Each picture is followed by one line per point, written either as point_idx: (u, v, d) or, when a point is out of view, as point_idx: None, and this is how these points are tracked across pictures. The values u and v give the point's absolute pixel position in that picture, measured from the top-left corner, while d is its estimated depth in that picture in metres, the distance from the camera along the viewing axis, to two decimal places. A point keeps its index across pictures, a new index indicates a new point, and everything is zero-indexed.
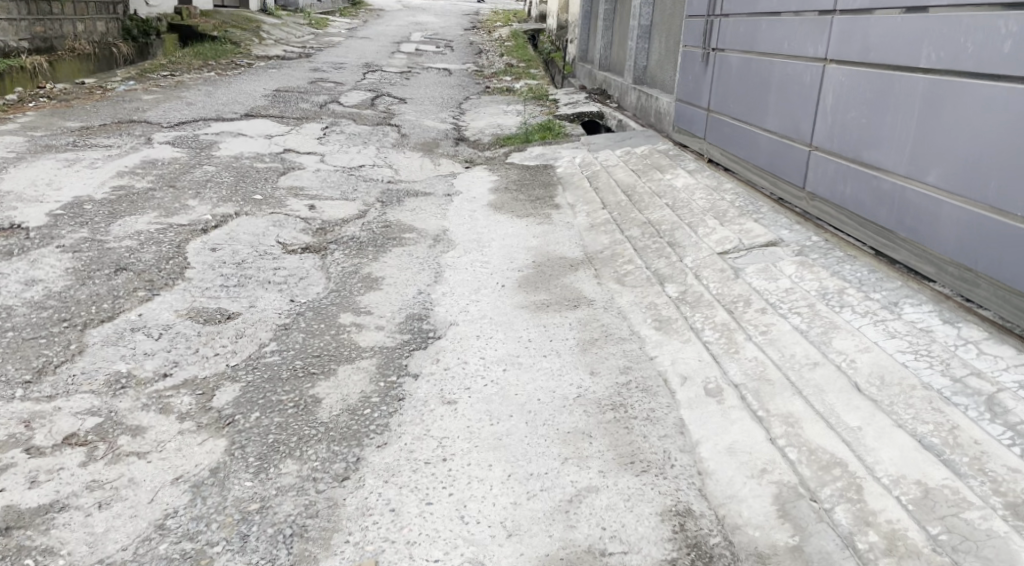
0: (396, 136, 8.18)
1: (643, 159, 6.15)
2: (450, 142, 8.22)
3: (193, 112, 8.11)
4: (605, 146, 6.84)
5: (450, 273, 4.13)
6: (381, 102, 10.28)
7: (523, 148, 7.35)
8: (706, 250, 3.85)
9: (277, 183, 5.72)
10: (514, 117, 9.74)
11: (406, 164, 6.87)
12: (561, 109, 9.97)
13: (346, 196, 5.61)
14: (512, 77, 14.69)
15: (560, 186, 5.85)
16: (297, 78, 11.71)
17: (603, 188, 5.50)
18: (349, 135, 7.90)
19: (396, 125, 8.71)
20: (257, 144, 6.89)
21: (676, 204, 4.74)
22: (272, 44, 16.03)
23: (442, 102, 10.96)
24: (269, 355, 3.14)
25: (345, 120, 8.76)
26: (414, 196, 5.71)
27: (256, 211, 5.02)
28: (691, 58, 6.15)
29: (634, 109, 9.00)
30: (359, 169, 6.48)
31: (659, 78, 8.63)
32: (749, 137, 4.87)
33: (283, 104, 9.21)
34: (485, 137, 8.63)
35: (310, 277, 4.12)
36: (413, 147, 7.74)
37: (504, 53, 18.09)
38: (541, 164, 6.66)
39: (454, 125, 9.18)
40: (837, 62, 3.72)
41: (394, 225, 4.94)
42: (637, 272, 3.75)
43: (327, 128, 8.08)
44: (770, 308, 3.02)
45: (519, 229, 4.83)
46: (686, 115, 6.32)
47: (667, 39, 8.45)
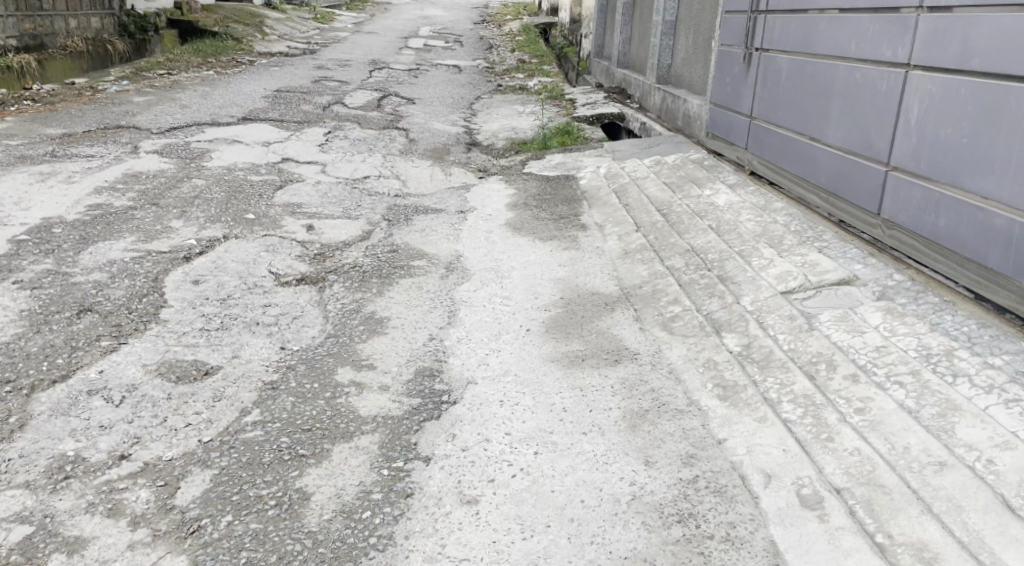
0: (404, 142, 7.64)
1: (676, 171, 5.60)
2: (462, 148, 7.68)
3: (186, 116, 7.58)
4: (632, 155, 6.30)
5: (465, 311, 3.59)
6: (388, 103, 9.74)
7: (541, 156, 6.80)
8: (767, 288, 3.29)
9: (273, 199, 5.19)
10: (529, 118, 9.19)
11: (414, 175, 6.33)
12: (579, 110, 9.41)
13: (348, 215, 5.08)
14: (525, 74, 14.12)
15: (585, 201, 5.30)
16: (299, 76, 11.15)
17: (634, 205, 4.95)
18: (353, 141, 7.35)
19: (403, 130, 8.17)
20: (253, 153, 6.36)
21: (721, 227, 4.19)
22: (275, 40, 15.49)
23: (452, 102, 10.40)
24: (250, 428, 2.60)
25: (350, 123, 8.22)
26: (424, 213, 5.18)
27: (247, 233, 4.49)
28: (731, 59, 5.60)
29: (658, 111, 8.45)
30: (363, 181, 5.95)
31: (686, 78, 8.06)
32: (804, 151, 4.32)
33: (283, 106, 8.68)
34: (499, 142, 8.08)
35: (305, 317, 3.59)
36: (422, 154, 7.20)
37: (515, 48, 17.51)
38: (562, 175, 6.11)
39: (465, 128, 8.63)
40: (925, 69, 3.18)
41: (402, 251, 4.41)
42: (686, 315, 3.20)
43: (330, 133, 7.53)
44: (863, 375, 2.47)
45: (543, 254, 4.28)
46: (723, 121, 5.76)
47: (695, 36, 7.87)
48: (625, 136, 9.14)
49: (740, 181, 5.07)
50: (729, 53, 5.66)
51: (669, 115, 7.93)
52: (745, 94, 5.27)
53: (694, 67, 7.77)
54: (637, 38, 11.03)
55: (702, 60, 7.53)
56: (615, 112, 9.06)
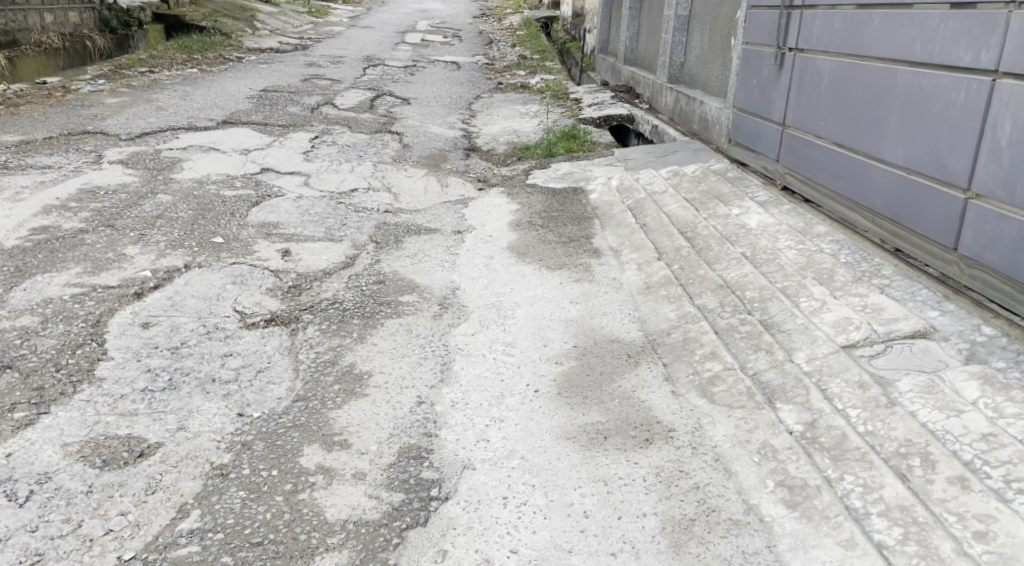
0: (398, 148, 7.07)
1: (698, 185, 5.04)
2: (460, 154, 7.13)
3: (162, 120, 7.02)
4: (647, 164, 5.76)
5: (461, 363, 3.02)
6: (382, 104, 9.18)
7: (546, 164, 6.24)
8: (825, 341, 2.73)
9: (247, 217, 4.64)
10: (532, 120, 8.62)
11: (407, 188, 5.77)
12: (585, 111, 8.85)
13: (331, 237, 4.52)
14: (526, 71, 13.55)
15: (597, 220, 4.74)
16: (288, 75, 10.57)
17: (652, 226, 4.38)
18: (341, 147, 6.79)
19: (396, 134, 7.61)
20: (230, 162, 5.80)
21: (758, 257, 3.64)
22: (266, 35, 14.91)
23: (449, 102, 9.82)
24: (183, 540, 2.09)
25: (339, 127, 7.66)
26: (416, 234, 4.63)
27: (212, 260, 3.94)
28: (759, 59, 5.06)
29: (671, 113, 7.90)
30: (349, 195, 5.39)
31: (703, 78, 7.50)
32: (851, 166, 3.80)
33: (269, 108, 8.11)
34: (500, 148, 7.52)
35: (271, 370, 3.02)
36: (416, 162, 6.63)
37: (515, 43, 16.92)
38: (570, 188, 5.55)
39: (464, 132, 8.07)
40: (1021, 78, 2.68)
41: (389, 283, 3.85)
42: (728, 375, 2.64)
43: (317, 139, 6.97)
44: (976, 482, 1.97)
45: (551, 287, 3.72)
46: (748, 128, 5.23)
47: (713, 33, 7.32)
48: (635, 139, 8.57)
49: (773, 197, 4.51)
50: (756, 54, 5.12)
51: (684, 119, 7.37)
52: (776, 100, 4.73)
53: (712, 67, 7.21)
54: (645, 34, 10.46)
55: (720, 59, 6.98)
56: (624, 113, 8.49)
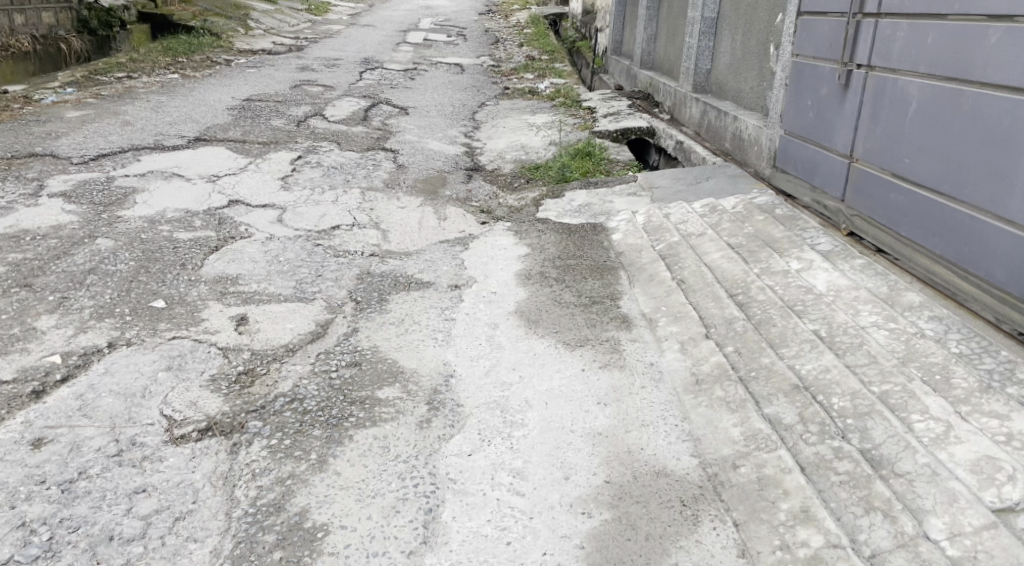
0: (391, 170, 6.30)
1: (744, 225, 4.23)
2: (461, 177, 6.35)
3: (124, 137, 6.25)
4: (678, 197, 5.00)
5: (452, 510, 2.24)
6: (377, 114, 8.39)
7: (559, 192, 5.44)
8: (969, 503, 2.01)
9: (200, 268, 3.86)
10: (542, 134, 7.84)
11: (398, 223, 4.99)
12: (601, 122, 8.04)
13: (300, 295, 3.74)
14: (535, 74, 12.75)
15: (622, 272, 3.94)
16: (277, 80, 9.78)
17: (692, 284, 3.58)
18: (326, 170, 6.02)
19: (390, 152, 6.83)
20: (193, 192, 5.01)
21: (837, 340, 2.83)
22: (260, 35, 14.13)
23: (451, 111, 9.02)
24: None
25: (327, 143, 6.88)
26: (406, 291, 3.85)
27: (145, 335, 3.16)
28: (814, 74, 4.27)
29: (698, 127, 7.10)
30: (330, 234, 4.61)
31: (737, 89, 6.69)
32: (955, 218, 3.11)
33: (249, 121, 7.33)
34: (506, 170, 6.72)
35: (192, 519, 2.22)
36: (412, 188, 5.85)
37: (523, 42, 16.09)
38: (587, 225, 4.76)
39: (467, 148, 7.29)
40: None
41: (366, 366, 3.06)
42: (836, 556, 1.95)
43: (299, 160, 6.20)
44: None
45: (572, 378, 2.90)
46: (796, 151, 4.48)
47: (747, 38, 6.52)
48: (656, 155, 7.76)
49: (839, 246, 3.72)
50: (810, 66, 4.33)
51: (715, 135, 6.57)
52: (836, 123, 3.99)
53: (747, 78, 6.41)
54: (665, 36, 9.65)
55: (757, 69, 6.18)
56: (644, 126, 7.69)
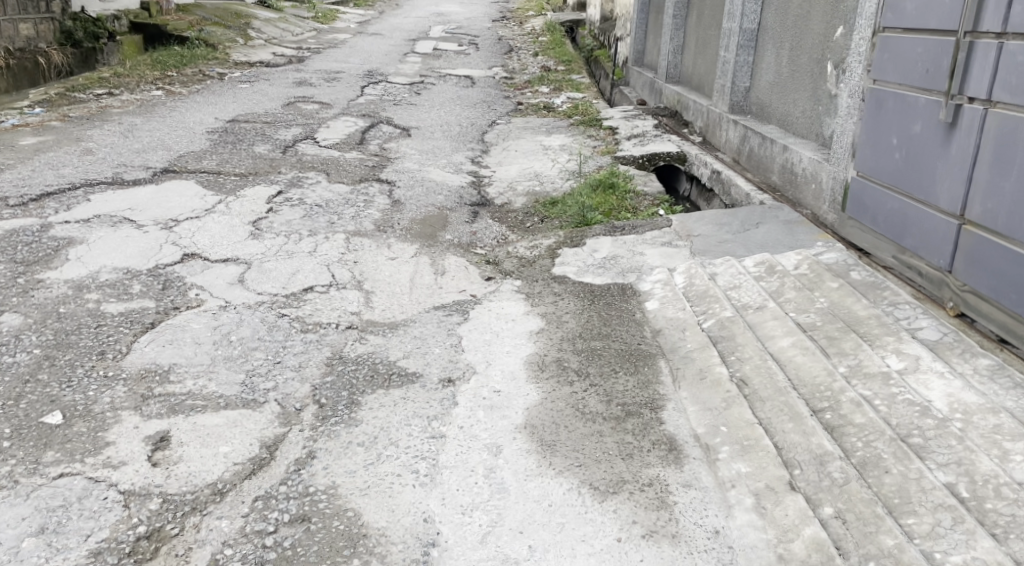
0: (385, 209, 5.50)
1: (814, 296, 3.38)
2: (466, 216, 5.55)
3: (79, 169, 5.46)
4: (721, 251, 4.15)
5: None
6: (375, 137, 7.59)
7: (579, 241, 4.61)
8: None
9: (125, 357, 3.05)
10: (557, 162, 7.03)
11: (386, 280, 4.18)
12: (624, 147, 7.24)
13: (246, 396, 2.91)
14: (550, 86, 11.95)
15: (662, 362, 3.08)
16: (270, 98, 9.00)
17: (758, 388, 2.73)
18: (309, 209, 5.22)
19: (385, 184, 6.03)
20: (141, 242, 4.21)
21: (988, 508, 2.07)
22: (260, 46, 13.38)
23: (457, 132, 8.20)
24: None
25: (315, 174, 6.10)
26: (386, 386, 3.02)
27: (20, 474, 2.38)
28: (902, 105, 3.42)
29: (737, 155, 6.27)
30: (300, 298, 3.80)
31: (785, 113, 5.85)
32: None
33: (229, 147, 6.55)
34: (517, 207, 5.91)
35: None
36: (408, 232, 5.04)
37: (538, 51, 15.32)
38: (614, 287, 3.91)
39: (473, 179, 6.48)
40: None
41: (318, 521, 2.26)
42: None
43: (280, 196, 5.41)
44: None
45: (602, 558, 2.12)
46: (876, 198, 3.65)
47: (797, 54, 5.69)
48: (686, 183, 6.92)
49: (949, 335, 2.88)
50: (896, 95, 3.47)
51: (760, 167, 5.73)
52: (936, 172, 3.15)
53: (799, 100, 5.57)
54: (693, 49, 8.83)
55: (812, 91, 5.34)
56: (673, 152, 6.88)
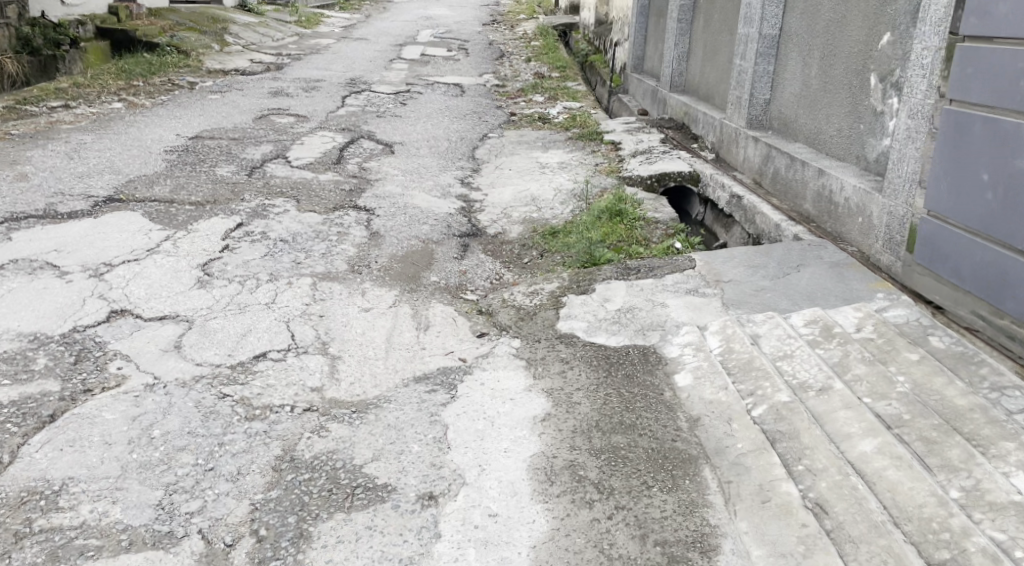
0: (362, 244, 4.81)
1: (890, 373, 2.71)
2: (455, 252, 4.87)
3: (7, 201, 4.74)
4: (758, 303, 3.47)
5: None
6: (354, 155, 6.90)
7: (587, 287, 3.93)
8: None
9: (5, 470, 2.40)
10: (556, 184, 6.37)
11: (358, 339, 3.49)
12: (629, 167, 6.59)
13: (158, 526, 2.24)
14: (545, 95, 11.30)
15: (708, 468, 2.37)
16: (241, 111, 8.30)
17: (843, 519, 2.11)
18: (272, 246, 4.53)
19: (363, 213, 5.35)
20: (59, 296, 3.48)
21: None
22: (238, 52, 12.65)
23: (444, 149, 7.51)
24: None
25: (284, 202, 5.41)
26: (347, 504, 2.33)
27: None
28: (997, 136, 2.86)
29: (759, 176, 5.62)
30: (249, 369, 3.10)
31: (815, 129, 5.19)
32: None
33: (188, 170, 5.84)
34: (512, 239, 5.24)
35: None
36: (386, 273, 4.35)
37: (531, 56, 14.69)
38: (634, 352, 3.21)
39: (463, 205, 5.80)
40: None
41: None
42: None
43: (239, 230, 4.71)
44: None
45: None
46: (952, 242, 3.09)
47: (830, 63, 5.03)
48: (699, 207, 6.29)
49: None
50: (986, 121, 2.91)
51: (788, 192, 5.07)
52: None
53: (833, 117, 4.91)
54: (701, 57, 8.19)
55: (850, 107, 4.69)
56: (685, 173, 6.23)
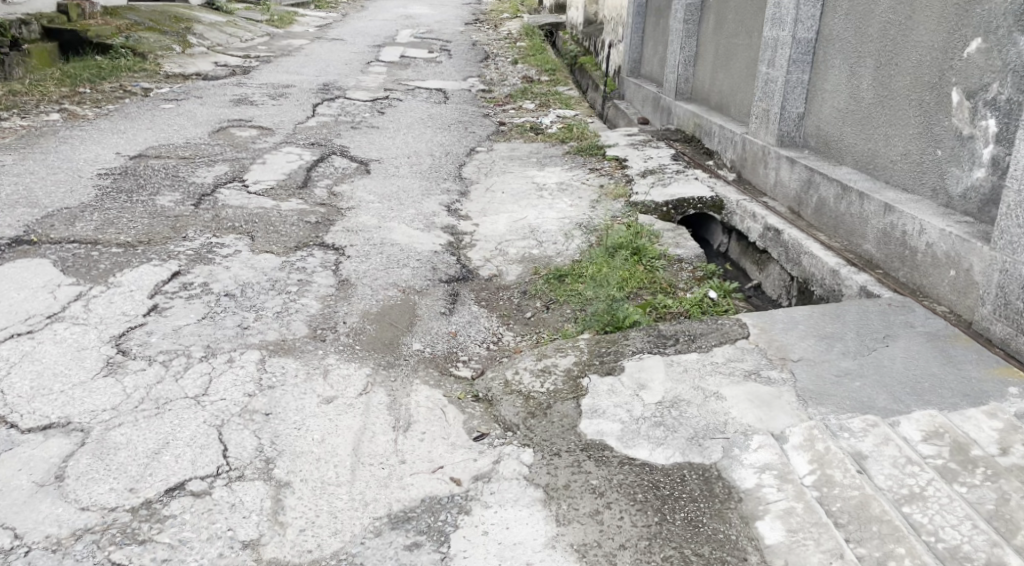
0: (328, 296, 3.94)
1: None
2: (443, 303, 4.02)
3: None
4: (843, 398, 2.61)
5: None
6: (323, 176, 6.02)
7: (614, 364, 3.06)
8: None
9: None
10: (556, 211, 5.52)
11: (314, 449, 2.61)
12: (639, 190, 5.74)
13: None
14: (535, 101, 10.45)
15: None
16: (197, 123, 7.38)
17: None
18: (214, 305, 3.66)
19: (332, 254, 4.48)
20: None
21: None
22: (202, 54, 11.69)
23: (426, 167, 6.63)
24: None
25: (237, 240, 4.54)
26: None
27: None
28: None
29: (799, 204, 4.79)
30: (156, 513, 2.26)
31: (868, 152, 4.37)
32: None
33: (124, 200, 4.94)
34: (511, 284, 4.41)
35: None
36: (356, 340, 3.49)
37: (518, 57, 13.84)
38: (692, 475, 2.35)
39: (450, 239, 4.94)
40: None
41: None
42: None
43: (176, 283, 3.84)
44: None
45: None
46: None
47: (888, 74, 4.20)
48: (721, 236, 5.45)
49: None
50: None
51: (840, 227, 4.24)
52: None
53: (894, 137, 4.10)
54: (712, 62, 7.38)
55: (921, 127, 3.87)
56: (706, 198, 5.40)
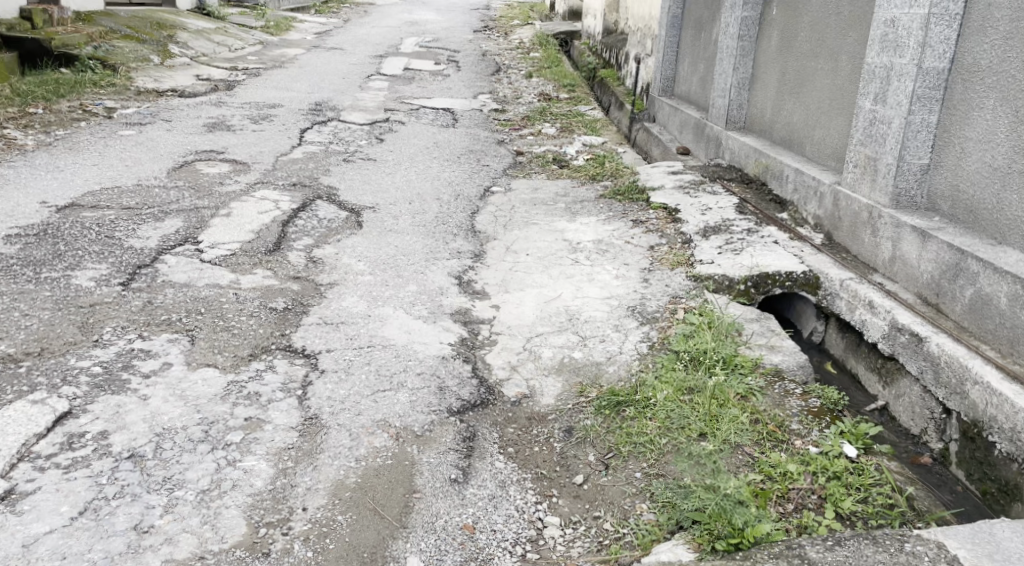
0: (284, 449, 2.68)
1: None
2: (455, 455, 2.76)
3: None
4: None
5: None
6: (300, 232, 4.76)
7: None
8: None
9: None
10: (598, 287, 4.25)
11: None
12: (704, 257, 4.45)
13: None
14: (555, 124, 9.20)
15: None
16: (158, 157, 6.14)
17: None
18: (103, 485, 2.41)
19: (299, 366, 3.22)
20: None
21: None
22: (184, 66, 10.46)
23: (432, 216, 5.37)
24: None
25: (170, 343, 3.28)
26: None
27: None
28: None
29: (939, 295, 3.50)
30: None
31: None
32: None
33: (28, 280, 3.70)
34: (547, 409, 3.13)
35: None
36: (321, 552, 2.27)
37: (532, 70, 12.59)
38: None
39: (462, 332, 3.68)
40: None
41: None
42: None
43: (57, 439, 2.59)
44: None
45: None
46: None
47: None
48: (815, 326, 4.17)
49: None
50: None
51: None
52: None
53: None
54: (775, 88, 6.12)
55: None
56: (796, 274, 4.13)
